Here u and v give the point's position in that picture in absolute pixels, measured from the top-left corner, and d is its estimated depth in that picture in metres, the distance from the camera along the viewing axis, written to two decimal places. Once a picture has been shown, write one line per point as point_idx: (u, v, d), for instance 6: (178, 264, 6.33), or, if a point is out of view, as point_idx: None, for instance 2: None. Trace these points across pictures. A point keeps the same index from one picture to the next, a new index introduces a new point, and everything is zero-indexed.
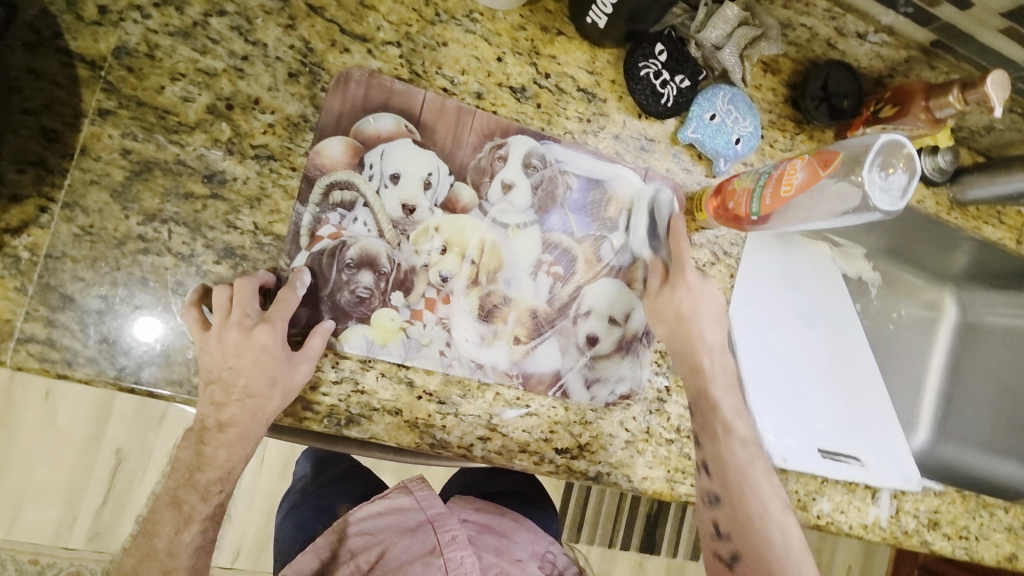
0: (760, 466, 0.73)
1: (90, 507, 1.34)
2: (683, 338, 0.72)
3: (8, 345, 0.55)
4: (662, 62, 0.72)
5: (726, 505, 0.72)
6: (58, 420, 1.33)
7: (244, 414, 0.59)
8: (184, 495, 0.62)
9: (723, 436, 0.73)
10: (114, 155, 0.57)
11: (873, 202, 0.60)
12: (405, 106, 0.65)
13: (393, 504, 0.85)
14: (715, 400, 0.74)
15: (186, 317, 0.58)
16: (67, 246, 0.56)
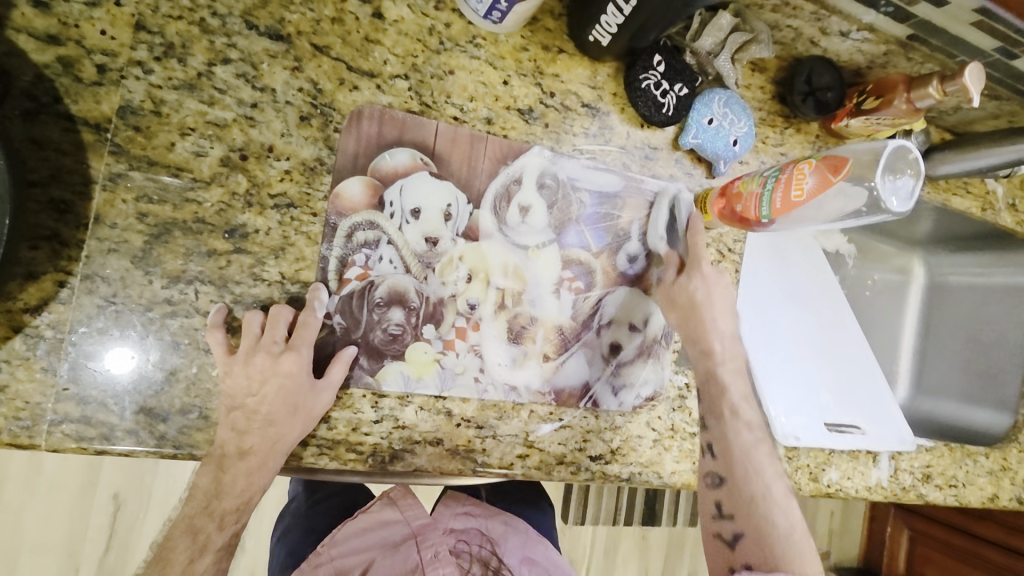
0: (781, 501, 0.68)
1: (93, 554, 1.30)
2: (694, 323, 0.72)
3: (41, 429, 0.52)
4: (661, 73, 0.73)
5: (729, 487, 0.69)
6: (47, 471, 1.27)
7: (265, 443, 0.57)
8: (201, 523, 0.58)
9: (742, 467, 0.69)
10: (130, 221, 0.55)
11: (884, 204, 0.64)
12: (419, 139, 0.65)
13: (378, 520, 0.85)
14: (736, 433, 0.71)
15: (210, 339, 0.56)
16: (93, 318, 0.54)
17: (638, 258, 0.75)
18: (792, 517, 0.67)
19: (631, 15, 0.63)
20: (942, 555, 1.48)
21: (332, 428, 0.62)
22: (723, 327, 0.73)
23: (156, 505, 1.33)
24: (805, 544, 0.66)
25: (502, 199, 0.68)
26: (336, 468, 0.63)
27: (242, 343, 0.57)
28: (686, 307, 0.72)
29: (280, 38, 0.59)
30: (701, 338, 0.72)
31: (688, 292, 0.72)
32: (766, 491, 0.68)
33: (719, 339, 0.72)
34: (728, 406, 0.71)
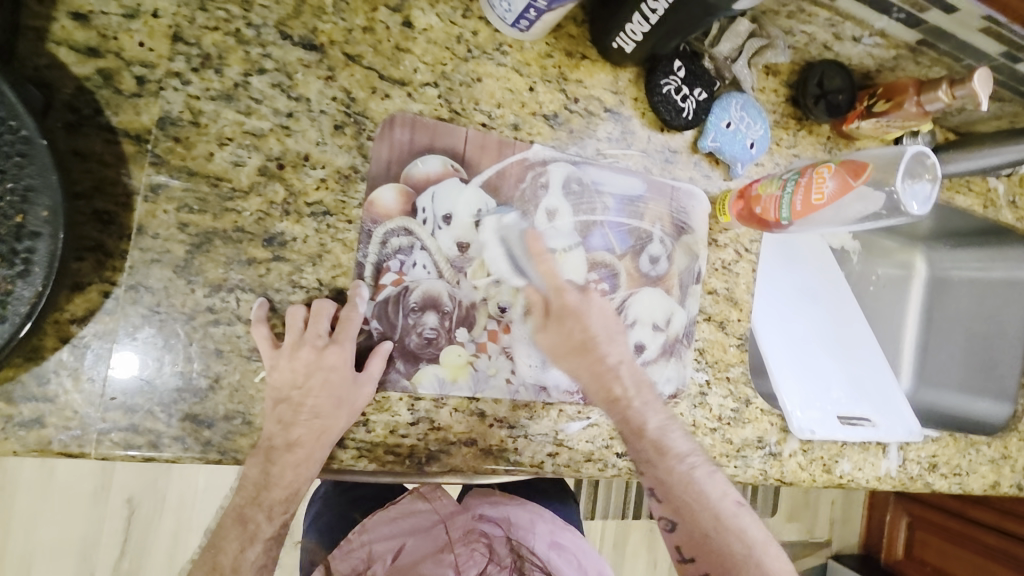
0: (733, 525, 0.68)
1: (109, 558, 1.30)
2: (592, 367, 0.69)
3: (90, 438, 0.53)
4: (681, 78, 0.74)
5: (682, 526, 0.69)
6: (61, 477, 1.27)
7: (311, 436, 0.58)
8: (251, 513, 0.60)
9: (687, 507, 0.69)
10: (172, 231, 0.55)
11: (905, 208, 0.66)
12: (449, 146, 0.66)
13: (408, 510, 0.88)
14: (666, 470, 0.69)
15: (256, 334, 0.57)
16: (138, 327, 0.55)
17: (659, 259, 0.77)
18: (748, 535, 0.68)
19: (659, 23, 0.64)
20: (938, 538, 1.53)
21: (371, 430, 0.64)
22: (616, 353, 0.70)
23: (171, 508, 1.33)
24: (773, 550, 0.68)
25: (508, 257, 0.69)
26: (374, 469, 0.65)
27: (287, 338, 0.58)
28: (569, 345, 0.69)
29: (314, 48, 0.60)
30: (603, 371, 0.69)
31: (557, 329, 0.69)
32: (720, 525, 0.68)
33: (608, 373, 0.69)
34: (651, 445, 0.69)
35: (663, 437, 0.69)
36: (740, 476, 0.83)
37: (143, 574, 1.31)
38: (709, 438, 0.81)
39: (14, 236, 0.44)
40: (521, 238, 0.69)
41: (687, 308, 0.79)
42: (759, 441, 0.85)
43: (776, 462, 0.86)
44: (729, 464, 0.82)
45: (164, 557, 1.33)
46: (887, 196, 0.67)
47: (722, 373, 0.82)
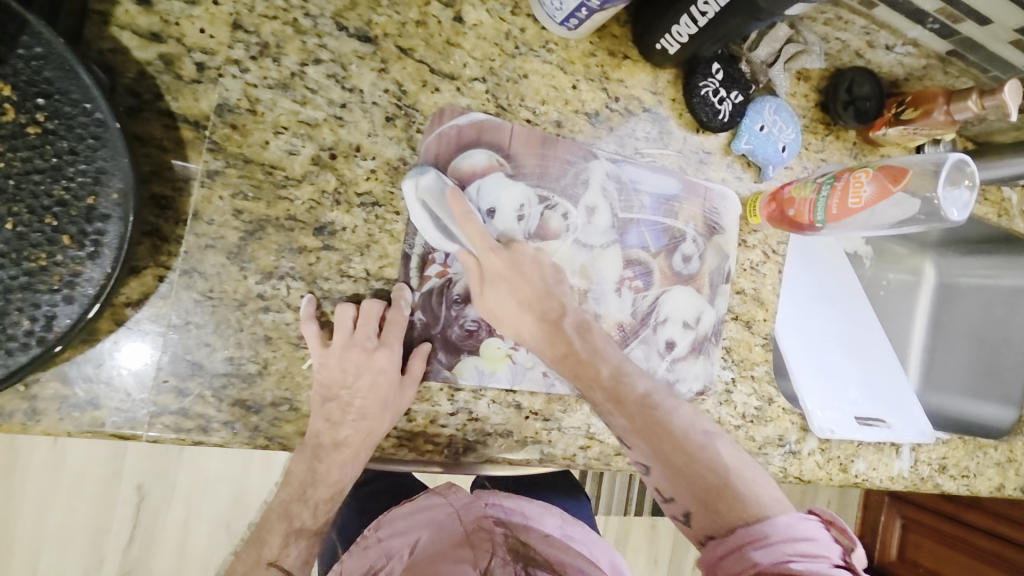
0: (704, 454, 0.59)
1: (118, 545, 1.27)
2: (538, 305, 0.64)
3: (142, 421, 0.54)
4: (719, 80, 0.75)
5: (659, 469, 0.60)
6: (71, 463, 1.24)
7: (358, 435, 0.60)
8: (296, 509, 0.64)
9: (655, 445, 0.60)
10: (227, 217, 0.56)
11: (945, 215, 0.67)
12: (495, 141, 0.67)
13: (424, 505, 0.85)
14: (627, 416, 0.62)
15: (305, 330, 0.58)
16: (190, 312, 0.55)
17: (691, 259, 0.78)
18: (722, 461, 0.59)
19: (706, 26, 0.64)
20: (932, 540, 1.56)
21: (412, 419, 0.65)
22: (558, 305, 0.65)
23: (180, 497, 1.30)
24: (756, 475, 0.59)
25: (433, 219, 0.63)
26: (414, 458, 0.66)
27: (337, 336, 0.59)
28: (514, 301, 0.63)
29: (368, 40, 0.60)
30: (554, 325, 0.64)
31: (499, 290, 0.63)
32: (692, 456, 0.59)
33: (557, 326, 0.64)
34: (609, 390, 0.63)
35: (624, 377, 0.63)
36: None
37: (152, 561, 1.29)
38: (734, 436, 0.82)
39: (85, 218, 0.44)
40: (441, 199, 0.62)
41: (716, 307, 0.80)
42: (781, 439, 0.87)
43: (796, 460, 0.88)
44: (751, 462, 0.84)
45: (173, 546, 1.30)
46: (923, 203, 0.68)
47: (747, 371, 0.84)
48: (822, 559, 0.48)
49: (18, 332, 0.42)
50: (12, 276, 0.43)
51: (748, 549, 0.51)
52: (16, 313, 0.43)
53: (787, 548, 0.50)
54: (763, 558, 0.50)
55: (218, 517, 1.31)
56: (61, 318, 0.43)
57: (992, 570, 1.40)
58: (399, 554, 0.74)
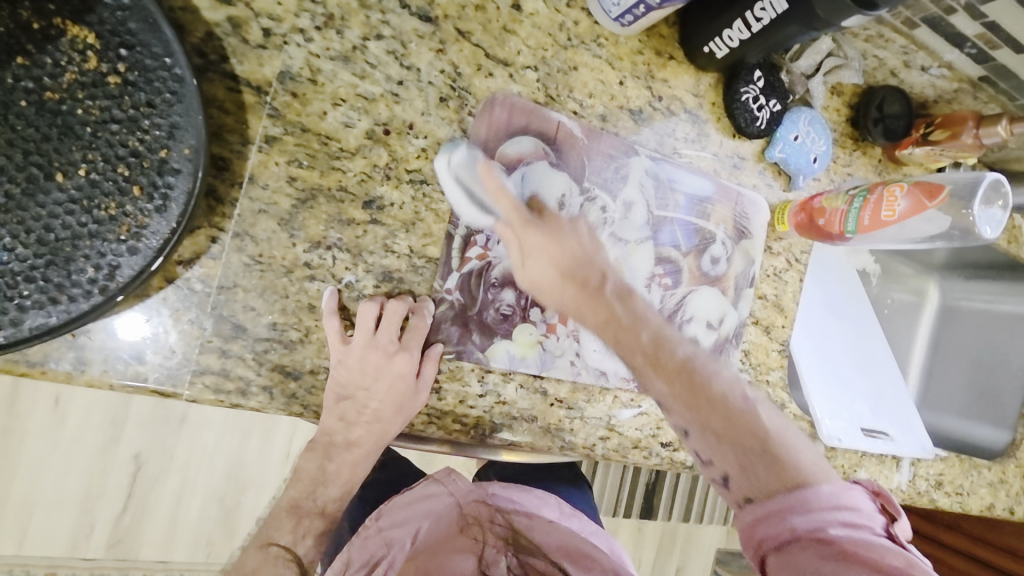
0: (749, 417, 0.58)
1: (108, 515, 1.23)
2: (575, 269, 0.63)
3: (184, 379, 0.54)
4: (759, 88, 0.77)
5: (699, 436, 0.58)
6: (68, 426, 1.19)
7: (370, 437, 0.65)
8: (304, 505, 0.71)
9: (695, 408, 0.58)
10: (281, 183, 0.56)
11: (979, 233, 0.69)
12: (542, 129, 0.67)
13: (423, 493, 0.82)
14: (666, 380, 0.59)
15: (327, 325, 0.58)
16: (239, 275, 0.55)
17: (719, 260, 0.80)
18: (763, 424, 0.58)
19: (760, 32, 0.65)
20: None
21: (442, 398, 0.66)
22: (599, 270, 0.64)
23: (176, 469, 1.26)
24: (796, 439, 0.58)
25: (468, 197, 0.63)
26: (441, 436, 0.67)
27: (358, 334, 0.59)
28: (554, 270, 0.63)
29: (429, 20, 0.61)
30: (593, 292, 0.62)
31: (541, 259, 0.62)
32: (735, 414, 0.58)
33: (597, 292, 0.62)
34: (646, 354, 0.60)
35: (661, 343, 0.60)
36: None
37: (141, 532, 1.25)
38: None
39: (156, 170, 0.45)
40: (474, 173, 0.63)
41: (739, 311, 0.82)
42: None
43: None
44: None
45: (164, 519, 1.26)
46: (954, 220, 0.69)
47: (763, 375, 0.85)
48: (865, 527, 0.49)
49: (83, 279, 0.44)
50: (82, 223, 0.44)
51: (787, 513, 0.51)
52: (83, 261, 0.44)
53: (828, 512, 0.50)
54: (801, 523, 0.50)
55: (212, 492, 1.28)
56: (125, 269, 0.44)
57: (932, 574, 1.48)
58: (400, 544, 0.73)
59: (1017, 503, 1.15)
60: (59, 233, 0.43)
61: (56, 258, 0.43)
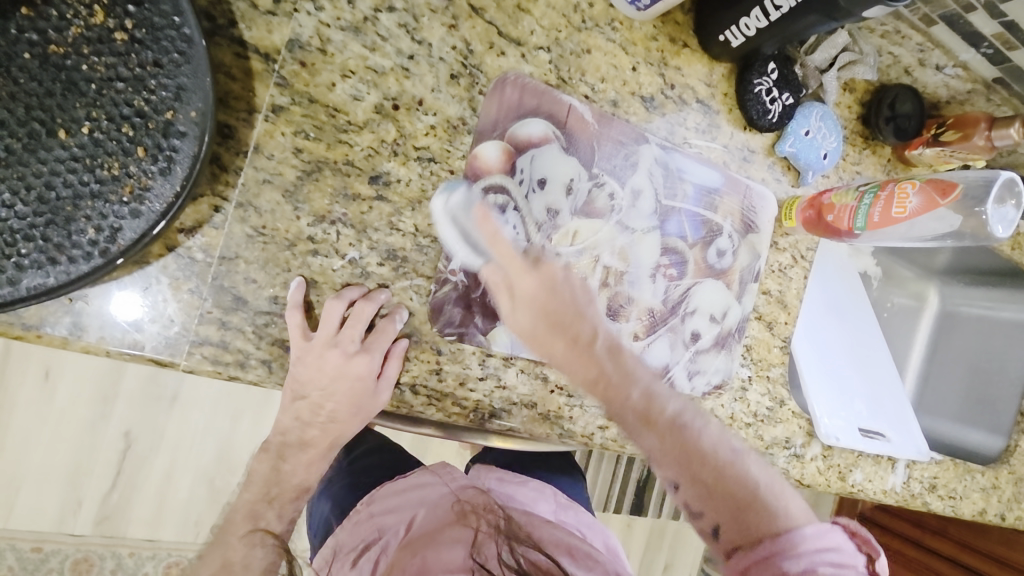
0: (735, 471, 0.59)
1: (95, 492, 1.22)
2: (557, 322, 0.61)
3: (182, 350, 0.53)
4: (773, 80, 0.76)
5: (689, 489, 0.59)
6: (58, 400, 1.18)
7: (323, 437, 0.64)
8: (263, 510, 0.64)
9: (687, 461, 0.60)
10: (287, 154, 0.55)
11: (991, 231, 0.69)
12: (553, 112, 0.66)
13: (416, 482, 0.83)
14: (657, 440, 0.60)
15: (289, 319, 0.56)
16: (242, 246, 0.54)
17: (725, 253, 0.79)
18: (752, 477, 0.59)
19: (778, 21, 0.64)
20: (896, 565, 1.53)
21: (442, 380, 0.64)
22: (590, 327, 0.62)
23: (166, 448, 1.25)
24: (785, 491, 0.59)
25: (463, 237, 0.62)
26: (439, 418, 0.65)
27: (321, 331, 0.57)
28: (542, 322, 0.61)
29: None
30: (583, 347, 0.62)
31: (531, 314, 0.61)
32: (723, 473, 0.59)
33: (586, 347, 0.62)
34: (635, 412, 0.61)
35: (652, 399, 0.61)
36: None
37: (130, 510, 1.24)
38: (743, 432, 0.82)
39: (162, 132, 0.43)
40: (469, 213, 0.62)
41: (742, 305, 0.81)
42: (787, 440, 0.87)
43: (799, 463, 0.89)
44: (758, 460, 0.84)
45: (152, 498, 1.25)
46: (965, 219, 0.69)
47: (763, 371, 0.84)
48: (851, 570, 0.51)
49: (83, 240, 0.43)
50: (84, 181, 0.43)
51: (772, 560, 0.53)
52: (84, 221, 0.43)
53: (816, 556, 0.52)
54: (792, 567, 0.52)
55: (203, 472, 1.27)
56: (126, 232, 0.43)
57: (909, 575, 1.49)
58: (395, 531, 0.74)
59: (1008, 509, 1.15)
60: (60, 191, 0.42)
61: (56, 217, 0.42)
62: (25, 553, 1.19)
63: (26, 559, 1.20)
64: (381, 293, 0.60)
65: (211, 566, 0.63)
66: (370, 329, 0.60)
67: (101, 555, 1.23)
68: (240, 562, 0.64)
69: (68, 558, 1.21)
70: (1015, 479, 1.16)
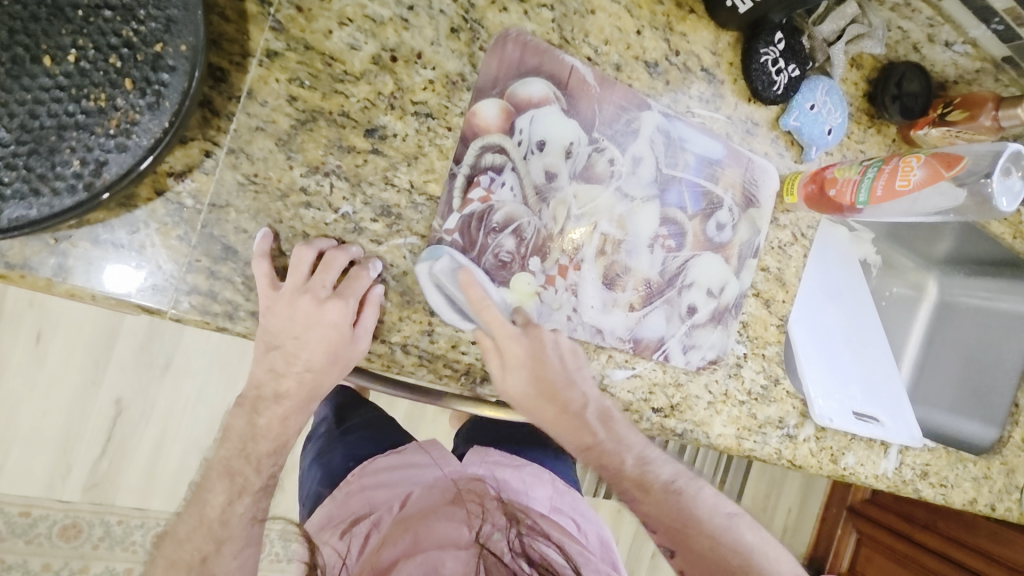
0: (727, 536, 0.72)
1: (86, 458, 1.21)
2: (553, 400, 0.67)
3: (171, 297, 0.52)
4: (780, 50, 0.74)
5: (682, 555, 0.72)
6: (49, 365, 1.17)
7: (299, 389, 0.59)
8: (238, 467, 0.63)
9: (681, 534, 0.72)
10: (281, 101, 0.54)
11: (995, 204, 0.68)
12: (554, 73, 0.65)
13: (408, 462, 0.84)
14: (654, 504, 0.73)
15: (257, 268, 0.54)
16: (233, 193, 0.53)
17: (725, 228, 0.78)
18: (745, 546, 0.72)
19: None
20: (883, 557, 1.54)
21: (434, 341, 0.63)
22: (580, 395, 0.68)
23: (158, 417, 1.24)
24: (773, 554, 0.73)
25: (449, 301, 0.62)
26: (430, 379, 0.64)
27: (291, 279, 0.55)
28: (534, 390, 0.66)
29: None
30: (572, 415, 0.68)
31: (521, 378, 0.65)
32: (716, 538, 0.71)
33: (576, 416, 0.68)
34: (632, 484, 0.72)
35: (642, 469, 0.73)
36: (757, 452, 0.83)
37: (120, 479, 1.23)
38: (737, 410, 0.81)
39: (150, 65, 0.42)
40: (454, 277, 0.61)
41: (740, 280, 0.80)
42: (780, 420, 0.85)
43: (792, 444, 0.86)
44: (750, 438, 0.82)
45: (142, 466, 1.24)
46: (970, 193, 0.68)
47: (759, 349, 0.83)
48: None
49: (68, 172, 0.42)
50: (69, 112, 0.41)
51: None
52: (68, 153, 0.42)
53: None
54: None
55: (194, 443, 1.26)
56: (112, 166, 0.42)
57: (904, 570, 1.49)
58: (389, 509, 0.74)
59: (999, 501, 1.07)
60: (43, 121, 0.41)
61: (39, 147, 0.41)
62: (13, 517, 1.19)
63: (13, 524, 1.18)
64: (353, 246, 0.58)
65: (189, 523, 0.63)
66: (344, 278, 0.58)
67: (90, 522, 1.22)
68: (219, 517, 0.63)
69: (57, 525, 1.20)
70: (1007, 470, 1.09)
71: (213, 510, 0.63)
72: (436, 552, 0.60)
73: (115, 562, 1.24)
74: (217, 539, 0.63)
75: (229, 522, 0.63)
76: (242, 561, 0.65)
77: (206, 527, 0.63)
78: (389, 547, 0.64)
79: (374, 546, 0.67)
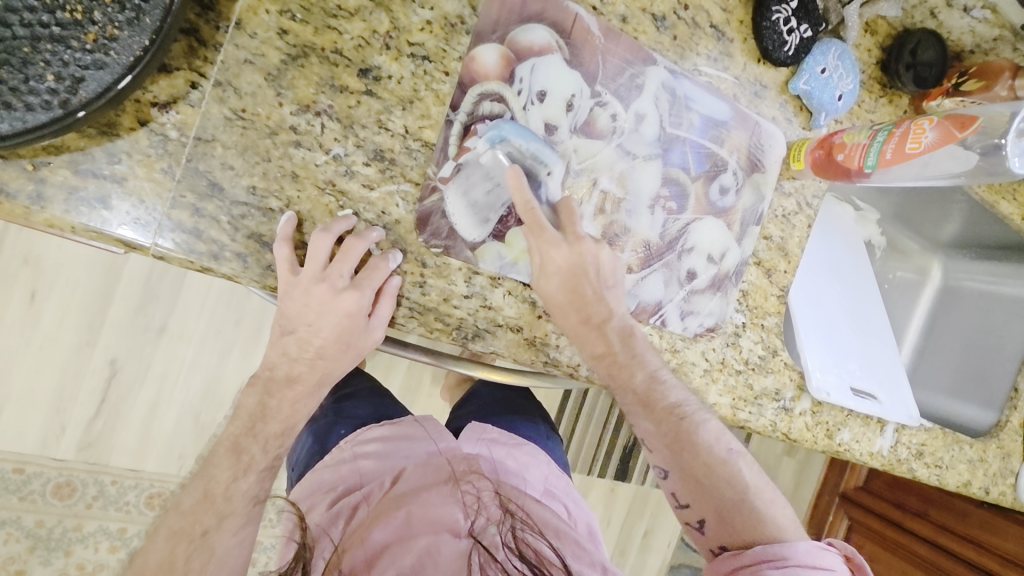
0: (727, 468, 0.72)
1: (79, 418, 1.20)
2: (578, 304, 0.66)
3: (156, 235, 0.51)
4: (791, 9, 0.72)
5: (676, 475, 0.73)
6: (42, 324, 1.16)
7: (312, 375, 0.60)
8: (246, 444, 0.62)
9: (677, 455, 0.72)
10: (270, 34, 0.53)
11: (1010, 164, 0.66)
12: (558, 20, 0.63)
13: (402, 433, 0.82)
14: (653, 422, 0.72)
15: (278, 252, 0.54)
16: (219, 128, 0.52)
17: (729, 192, 0.76)
18: (742, 479, 0.72)
19: None
20: (872, 542, 1.55)
21: (426, 294, 0.62)
22: (607, 309, 0.67)
23: (153, 378, 1.23)
24: (774, 493, 0.72)
25: (470, 212, 0.61)
26: (421, 334, 0.63)
27: (309, 266, 0.55)
28: (565, 296, 0.66)
29: None
30: (595, 326, 0.67)
31: (559, 280, 0.65)
32: (712, 465, 0.72)
33: (597, 326, 0.67)
34: (636, 399, 0.71)
35: (653, 388, 0.71)
36: (753, 424, 0.81)
37: (112, 440, 1.22)
38: (733, 379, 0.79)
39: None
40: (472, 185, 0.61)
41: (742, 248, 0.78)
42: (776, 393, 0.83)
43: (787, 417, 0.84)
44: (745, 410, 0.80)
45: (135, 428, 1.23)
46: (982, 157, 0.67)
47: (758, 319, 0.81)
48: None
49: (42, 87, 0.41)
50: (43, 23, 0.41)
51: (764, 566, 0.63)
52: (42, 66, 0.41)
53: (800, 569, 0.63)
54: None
55: (188, 406, 1.25)
56: (89, 84, 0.41)
57: (891, 556, 1.48)
58: (382, 484, 0.71)
59: (993, 485, 1.00)
60: (16, 31, 0.41)
61: (12, 59, 0.41)
62: (6, 473, 1.18)
63: (8, 480, 1.18)
64: (372, 231, 0.57)
65: (194, 495, 0.61)
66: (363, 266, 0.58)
67: (83, 481, 1.22)
68: (223, 491, 0.61)
69: (49, 483, 1.20)
70: (1003, 454, 1.01)
71: (219, 484, 0.61)
72: (434, 537, 0.58)
73: (108, 521, 1.24)
74: (220, 512, 0.61)
75: (233, 497, 0.61)
76: (241, 537, 0.62)
77: (209, 499, 0.60)
78: (380, 526, 0.62)
79: (364, 521, 0.65)
